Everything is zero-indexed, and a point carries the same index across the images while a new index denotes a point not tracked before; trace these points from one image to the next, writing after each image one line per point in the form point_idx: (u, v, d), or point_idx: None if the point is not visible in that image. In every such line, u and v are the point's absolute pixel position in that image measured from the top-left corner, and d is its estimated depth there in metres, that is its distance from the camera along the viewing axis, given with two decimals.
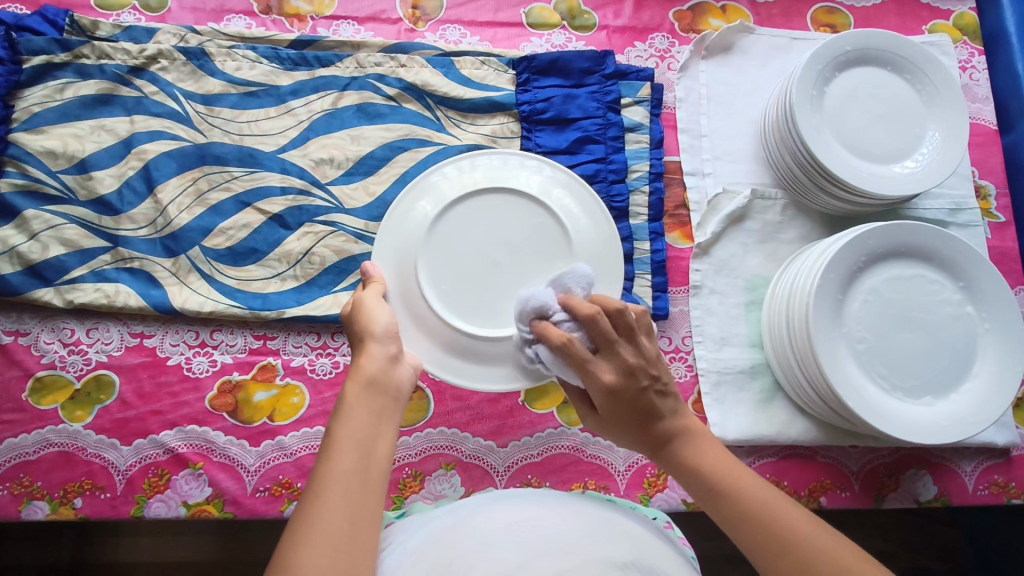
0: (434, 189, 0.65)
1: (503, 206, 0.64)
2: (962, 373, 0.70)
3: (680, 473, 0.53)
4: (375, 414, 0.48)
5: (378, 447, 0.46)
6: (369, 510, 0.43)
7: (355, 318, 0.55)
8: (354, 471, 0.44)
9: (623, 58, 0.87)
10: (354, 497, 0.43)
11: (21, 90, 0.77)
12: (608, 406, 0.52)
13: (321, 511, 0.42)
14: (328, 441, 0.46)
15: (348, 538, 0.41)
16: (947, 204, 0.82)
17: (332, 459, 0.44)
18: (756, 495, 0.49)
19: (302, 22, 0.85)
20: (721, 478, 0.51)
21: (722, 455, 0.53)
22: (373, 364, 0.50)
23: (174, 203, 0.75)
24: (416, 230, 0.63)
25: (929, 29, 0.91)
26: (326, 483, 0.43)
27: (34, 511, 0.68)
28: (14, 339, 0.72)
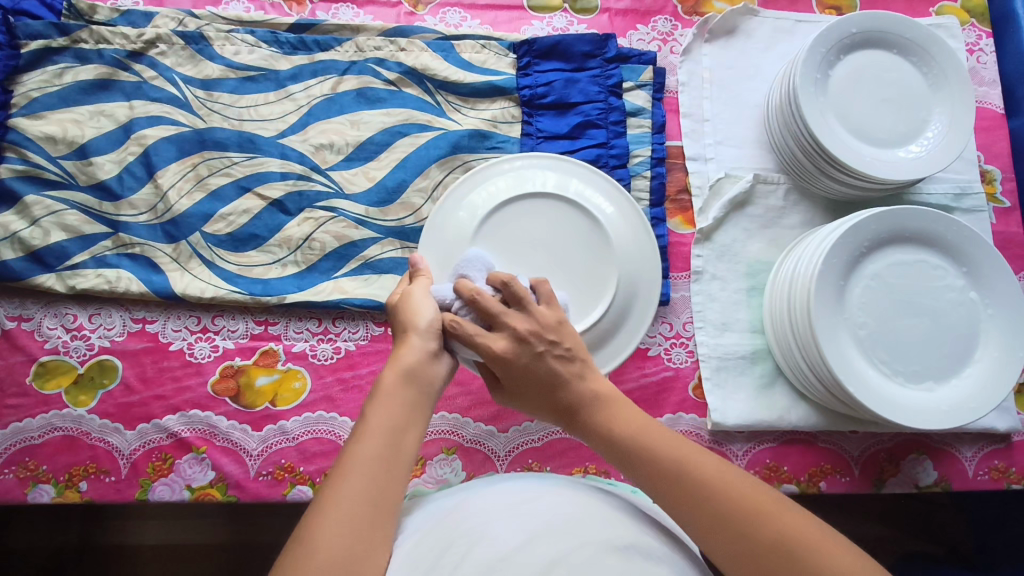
0: (470, 198, 0.68)
1: (538, 208, 0.68)
2: (964, 358, 0.70)
3: (602, 445, 0.52)
4: (409, 403, 0.48)
5: (407, 436, 0.47)
6: (391, 498, 0.44)
7: (399, 309, 0.54)
8: (384, 457, 0.45)
9: (626, 42, 0.86)
10: (378, 482, 0.44)
11: (19, 74, 0.76)
12: (507, 374, 0.53)
13: (345, 493, 0.42)
14: (360, 424, 0.47)
15: (369, 523, 0.42)
16: (951, 188, 0.81)
17: (362, 442, 0.45)
18: (660, 451, 0.49)
19: (300, 5, 0.84)
20: (643, 445, 0.50)
21: (637, 416, 0.52)
22: (411, 358, 0.50)
23: (174, 188, 0.75)
24: (459, 242, 0.66)
25: (937, 11, 0.89)
26: (352, 465, 0.44)
27: (40, 494, 0.69)
28: (17, 324, 0.73)
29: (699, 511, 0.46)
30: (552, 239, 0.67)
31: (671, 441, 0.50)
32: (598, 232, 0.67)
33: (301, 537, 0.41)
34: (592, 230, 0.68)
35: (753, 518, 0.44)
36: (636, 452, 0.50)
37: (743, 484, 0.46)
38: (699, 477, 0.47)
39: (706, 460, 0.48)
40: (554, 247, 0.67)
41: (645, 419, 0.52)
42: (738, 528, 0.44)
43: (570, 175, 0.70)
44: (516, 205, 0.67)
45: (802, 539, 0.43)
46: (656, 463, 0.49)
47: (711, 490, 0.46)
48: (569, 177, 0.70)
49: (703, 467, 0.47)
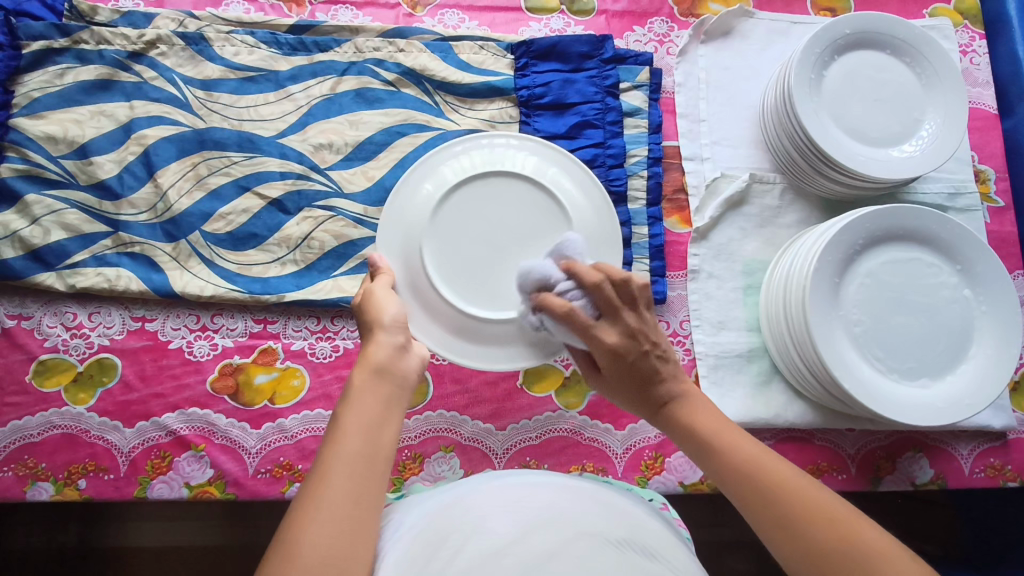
0: (436, 173, 0.65)
1: (498, 187, 0.65)
2: (957, 355, 0.70)
3: (682, 438, 0.55)
4: (382, 399, 0.48)
5: (384, 432, 0.47)
6: (373, 494, 0.44)
7: (365, 306, 0.55)
8: (361, 456, 0.44)
9: (623, 43, 0.87)
10: (359, 480, 0.43)
11: (21, 75, 0.77)
12: (610, 367, 0.56)
13: (326, 493, 0.42)
14: (335, 425, 0.46)
15: (352, 521, 0.42)
16: (946, 188, 0.82)
17: (340, 442, 0.45)
18: (740, 449, 0.50)
19: (300, 7, 0.85)
20: (719, 442, 0.52)
21: (721, 418, 0.54)
22: (381, 353, 0.50)
23: (174, 187, 0.76)
24: (416, 218, 0.63)
25: (930, 13, 0.90)
26: (332, 464, 0.43)
27: (38, 492, 0.69)
28: (17, 323, 0.73)
29: (766, 507, 0.47)
30: (514, 221, 0.64)
31: (753, 450, 0.50)
32: (558, 213, 0.64)
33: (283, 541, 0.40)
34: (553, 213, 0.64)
35: (824, 526, 0.44)
36: (712, 446, 0.52)
37: (819, 492, 0.46)
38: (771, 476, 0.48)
39: (782, 466, 0.48)
40: (512, 231, 0.64)
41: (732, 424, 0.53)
42: (813, 538, 0.44)
43: (543, 159, 0.67)
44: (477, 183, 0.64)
45: (880, 553, 0.41)
46: (731, 458, 0.50)
47: (788, 500, 0.46)
48: (543, 161, 0.67)
49: (778, 470, 0.48)
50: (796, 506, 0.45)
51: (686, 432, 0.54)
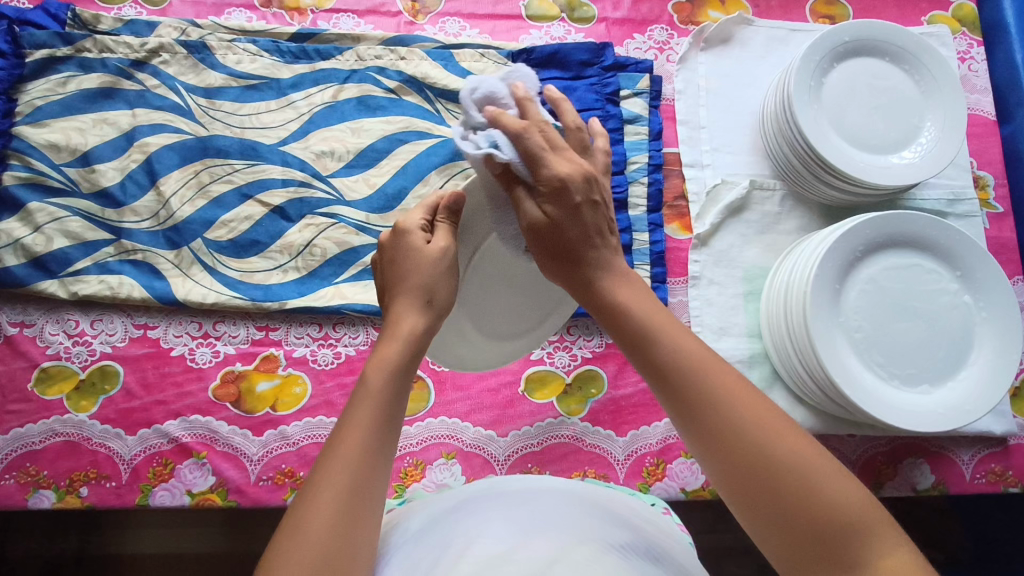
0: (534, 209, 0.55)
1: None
2: (958, 361, 0.70)
3: (608, 318, 0.49)
4: (403, 388, 0.44)
5: (399, 425, 0.44)
6: (381, 492, 0.42)
7: (424, 265, 0.48)
8: (379, 449, 0.42)
9: (622, 50, 0.88)
10: (373, 473, 0.41)
11: (24, 83, 0.77)
12: (557, 211, 0.48)
13: (338, 485, 0.39)
14: (351, 408, 0.43)
15: (358, 519, 0.39)
16: (945, 194, 0.82)
17: (359, 433, 0.41)
18: (675, 348, 0.45)
19: (302, 15, 0.85)
20: (653, 332, 0.46)
21: (647, 299, 0.48)
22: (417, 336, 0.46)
23: (176, 195, 0.76)
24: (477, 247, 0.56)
25: (928, 20, 0.90)
26: (350, 455, 0.40)
27: (40, 499, 0.69)
28: (19, 330, 0.73)
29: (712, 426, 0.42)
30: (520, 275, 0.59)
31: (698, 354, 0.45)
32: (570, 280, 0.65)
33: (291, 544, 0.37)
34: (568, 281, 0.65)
35: (766, 446, 0.40)
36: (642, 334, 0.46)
37: (762, 410, 0.42)
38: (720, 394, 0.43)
39: (723, 376, 0.43)
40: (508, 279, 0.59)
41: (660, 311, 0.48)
42: (747, 451, 0.41)
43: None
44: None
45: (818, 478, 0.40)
46: (669, 356, 0.45)
47: (732, 417, 0.42)
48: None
49: (722, 384, 0.43)
50: (740, 425, 0.41)
51: (608, 305, 0.48)
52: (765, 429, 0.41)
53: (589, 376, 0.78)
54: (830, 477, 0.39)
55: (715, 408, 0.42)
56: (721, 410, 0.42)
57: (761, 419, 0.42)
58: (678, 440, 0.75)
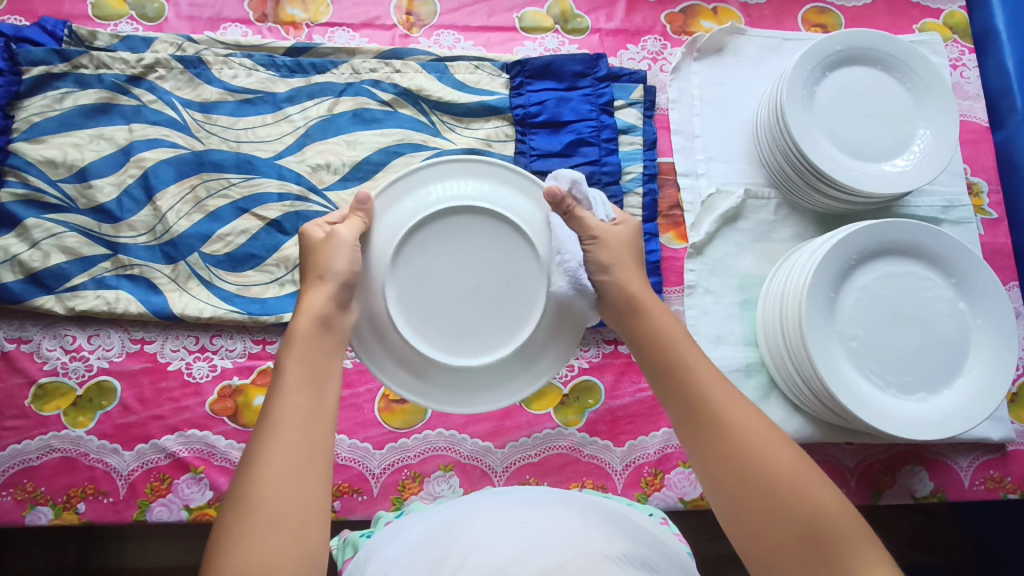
0: (420, 193, 0.59)
1: (473, 224, 0.57)
2: (954, 369, 0.70)
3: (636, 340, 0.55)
4: (319, 354, 0.49)
5: (326, 385, 0.48)
6: (321, 445, 0.44)
7: (317, 251, 0.54)
8: (306, 409, 0.45)
9: (616, 61, 0.88)
10: (305, 431, 0.44)
11: (21, 100, 0.78)
12: (628, 235, 0.60)
13: (274, 442, 0.43)
14: (276, 379, 0.47)
15: (306, 470, 0.42)
16: (939, 201, 0.83)
17: (285, 394, 0.46)
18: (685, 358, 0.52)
19: (297, 30, 0.86)
20: (667, 346, 0.53)
21: (674, 325, 0.55)
22: (319, 304, 0.51)
23: (173, 209, 0.76)
24: (380, 249, 0.56)
25: (920, 28, 0.91)
26: (280, 418, 0.44)
27: (37, 516, 0.69)
28: (16, 346, 0.73)
29: (698, 423, 0.48)
30: (467, 280, 0.57)
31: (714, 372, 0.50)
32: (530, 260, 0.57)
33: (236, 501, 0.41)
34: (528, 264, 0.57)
35: (743, 440, 0.46)
36: (657, 346, 0.53)
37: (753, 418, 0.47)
38: (711, 398, 0.48)
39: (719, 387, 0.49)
40: (466, 277, 0.57)
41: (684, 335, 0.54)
42: (728, 445, 0.46)
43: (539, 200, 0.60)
44: (445, 216, 0.57)
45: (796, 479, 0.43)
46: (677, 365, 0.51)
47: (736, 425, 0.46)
48: (512, 189, 0.60)
49: (715, 388, 0.49)
50: (740, 431, 0.46)
51: (638, 329, 0.55)
52: (752, 428, 0.46)
53: (587, 386, 0.78)
54: (808, 480, 0.43)
55: (703, 404, 0.48)
56: (711, 407, 0.48)
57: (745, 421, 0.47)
58: (675, 449, 0.75)
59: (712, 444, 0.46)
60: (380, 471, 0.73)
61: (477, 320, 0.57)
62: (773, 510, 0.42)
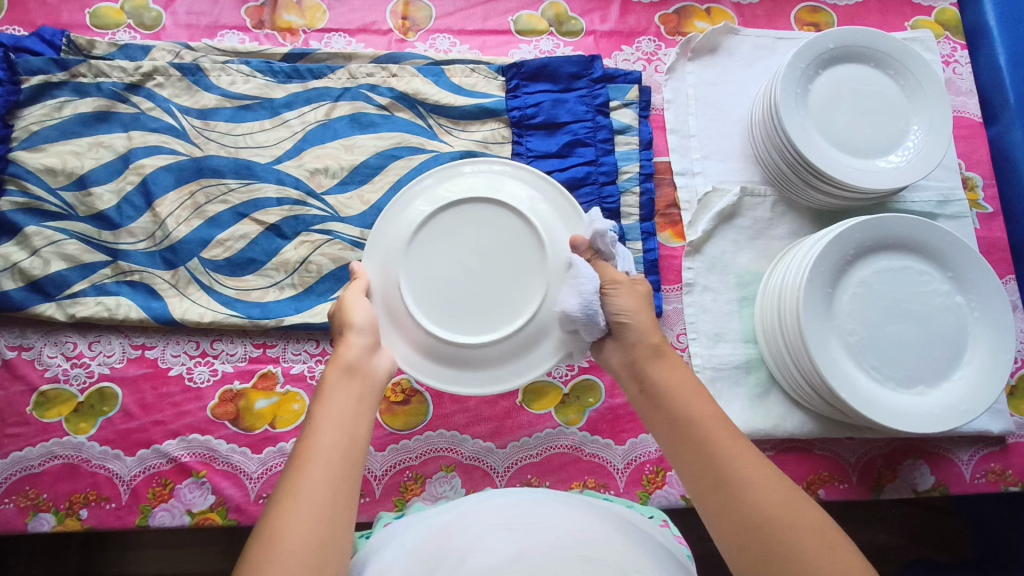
0: (429, 193, 0.63)
1: (478, 213, 0.60)
2: (953, 362, 0.71)
3: (647, 396, 0.56)
4: (352, 399, 0.50)
5: (357, 428, 0.49)
6: (347, 487, 0.45)
7: (337, 311, 0.57)
8: (336, 448, 0.46)
9: (611, 62, 0.89)
10: (335, 472, 0.45)
11: (20, 109, 0.78)
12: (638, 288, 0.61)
13: (303, 481, 0.44)
14: (310, 419, 0.48)
15: (328, 510, 0.43)
16: (934, 196, 0.83)
17: (313, 434, 0.47)
18: (694, 411, 0.52)
19: (294, 36, 0.86)
20: (675, 401, 0.54)
21: (686, 380, 0.55)
22: (351, 352, 0.53)
23: (172, 216, 0.77)
24: (394, 243, 0.61)
25: (912, 25, 0.92)
26: (311, 456, 0.45)
27: (40, 523, 0.69)
28: (18, 354, 0.73)
29: (709, 478, 0.48)
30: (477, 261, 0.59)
31: (714, 419, 0.51)
32: (532, 238, 0.60)
33: (262, 534, 0.41)
34: (532, 242, 0.60)
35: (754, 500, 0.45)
36: (666, 400, 0.54)
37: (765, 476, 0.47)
38: (722, 455, 0.49)
39: (730, 443, 0.49)
40: (478, 259, 0.59)
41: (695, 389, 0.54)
42: (738, 504, 0.46)
43: (541, 194, 0.64)
44: (449, 208, 0.60)
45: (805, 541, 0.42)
46: (687, 420, 0.52)
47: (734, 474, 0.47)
48: (540, 197, 0.64)
49: (725, 445, 0.49)
50: (742, 482, 0.46)
51: (649, 384, 0.56)
52: (763, 486, 0.46)
53: (587, 385, 0.78)
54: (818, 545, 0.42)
55: (714, 458, 0.49)
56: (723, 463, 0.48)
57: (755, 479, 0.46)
58: None
59: (716, 497, 0.47)
60: (382, 473, 0.73)
61: (490, 299, 0.59)
62: (783, 563, 0.42)
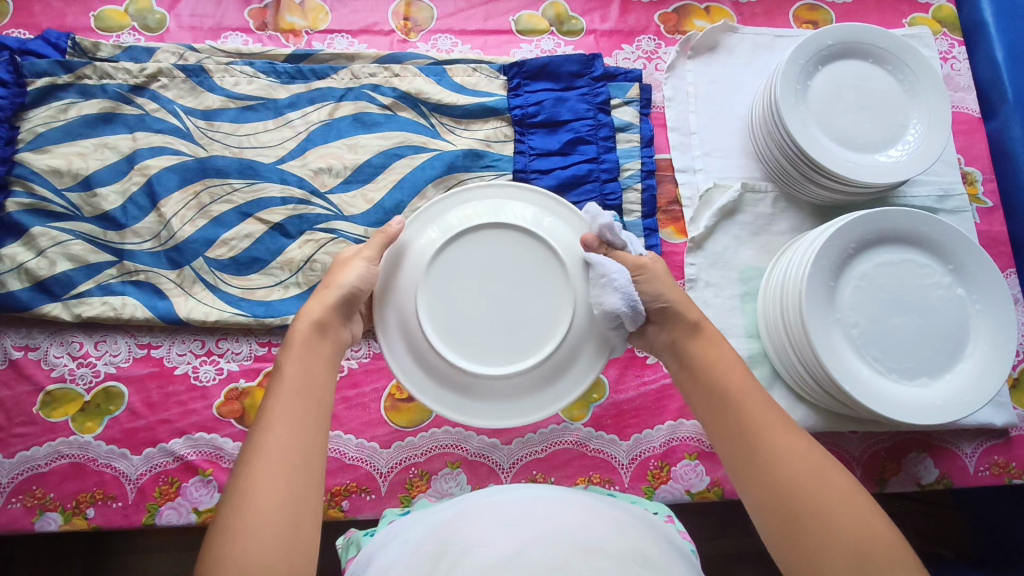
0: (438, 222, 0.61)
1: (494, 243, 0.60)
2: (955, 354, 0.71)
3: (683, 368, 0.58)
4: (314, 358, 0.53)
5: (322, 384, 0.51)
6: (315, 440, 0.48)
7: (337, 266, 0.59)
8: (302, 403, 0.49)
9: (612, 61, 0.89)
10: (302, 424, 0.48)
11: (26, 111, 0.79)
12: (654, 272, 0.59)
13: (271, 434, 0.46)
14: (276, 377, 0.51)
15: (299, 461, 0.45)
16: (934, 191, 0.84)
17: (279, 391, 0.49)
18: (727, 380, 0.54)
19: (297, 37, 0.87)
20: (709, 370, 0.55)
21: (720, 351, 0.56)
22: (317, 312, 0.55)
23: (177, 215, 0.77)
24: (404, 279, 0.59)
25: (909, 22, 0.92)
26: (277, 411, 0.48)
27: (47, 522, 0.69)
28: (24, 354, 0.74)
29: (738, 443, 0.50)
30: (494, 292, 0.59)
31: (751, 391, 0.52)
32: (547, 261, 0.59)
33: (235, 489, 0.43)
34: (550, 262, 0.59)
35: (782, 463, 0.47)
36: (701, 371, 0.56)
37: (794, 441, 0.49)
38: (752, 421, 0.50)
39: (763, 409, 0.51)
40: (494, 289, 0.59)
41: (730, 359, 0.56)
42: (765, 466, 0.48)
43: (545, 210, 0.63)
44: (463, 238, 0.60)
45: (829, 502, 0.44)
46: (719, 388, 0.54)
47: (767, 445, 0.49)
48: (543, 211, 0.63)
49: (758, 410, 0.51)
50: (771, 447, 0.48)
51: (684, 356, 0.58)
52: (792, 451, 0.48)
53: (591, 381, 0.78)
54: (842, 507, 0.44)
55: (746, 423, 0.50)
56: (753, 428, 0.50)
57: (786, 444, 0.48)
58: (681, 442, 0.76)
59: (746, 458, 0.49)
60: (387, 470, 0.73)
61: (515, 326, 0.58)
62: (807, 522, 0.44)
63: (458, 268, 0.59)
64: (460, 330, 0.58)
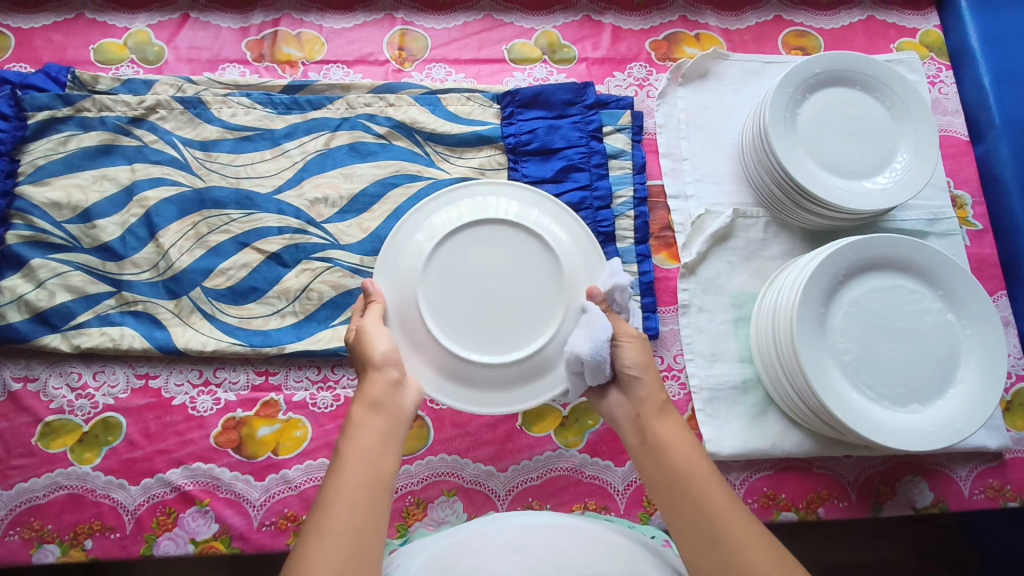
0: (427, 224, 0.63)
1: (483, 236, 0.61)
2: (946, 380, 0.72)
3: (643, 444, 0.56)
4: (377, 437, 0.51)
5: (382, 464, 0.50)
6: (371, 528, 0.46)
7: (356, 343, 0.58)
8: (361, 487, 0.48)
9: (604, 88, 0.91)
10: (358, 512, 0.46)
11: (26, 144, 0.80)
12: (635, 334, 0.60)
13: (327, 522, 0.45)
14: (337, 458, 0.50)
15: (352, 551, 0.44)
16: (923, 215, 0.84)
17: (339, 474, 0.48)
18: (688, 461, 0.52)
19: (293, 68, 0.88)
20: (668, 449, 0.54)
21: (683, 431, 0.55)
22: (376, 389, 0.54)
23: (175, 246, 0.78)
24: (403, 283, 0.61)
25: (897, 47, 0.94)
26: (335, 498, 0.47)
27: (45, 554, 0.69)
28: (23, 385, 0.74)
29: (695, 529, 0.49)
30: (491, 284, 0.60)
31: (711, 478, 0.51)
32: (536, 249, 0.61)
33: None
34: (539, 251, 0.61)
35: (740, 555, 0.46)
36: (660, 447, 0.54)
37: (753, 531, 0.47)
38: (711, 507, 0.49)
39: (722, 496, 0.49)
40: (491, 281, 0.60)
41: (691, 440, 0.54)
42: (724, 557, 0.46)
43: (530, 204, 0.65)
44: (453, 237, 0.61)
45: None
46: (678, 469, 0.52)
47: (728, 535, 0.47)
48: (526, 206, 0.65)
49: (717, 496, 0.50)
50: (730, 537, 0.47)
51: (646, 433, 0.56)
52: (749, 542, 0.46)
53: (586, 408, 0.78)
54: None
55: (704, 507, 0.49)
56: (712, 513, 0.49)
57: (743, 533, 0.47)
58: None
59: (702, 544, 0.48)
60: None
61: (507, 316, 0.59)
62: None
63: (452, 264, 0.60)
64: (464, 324, 0.59)
